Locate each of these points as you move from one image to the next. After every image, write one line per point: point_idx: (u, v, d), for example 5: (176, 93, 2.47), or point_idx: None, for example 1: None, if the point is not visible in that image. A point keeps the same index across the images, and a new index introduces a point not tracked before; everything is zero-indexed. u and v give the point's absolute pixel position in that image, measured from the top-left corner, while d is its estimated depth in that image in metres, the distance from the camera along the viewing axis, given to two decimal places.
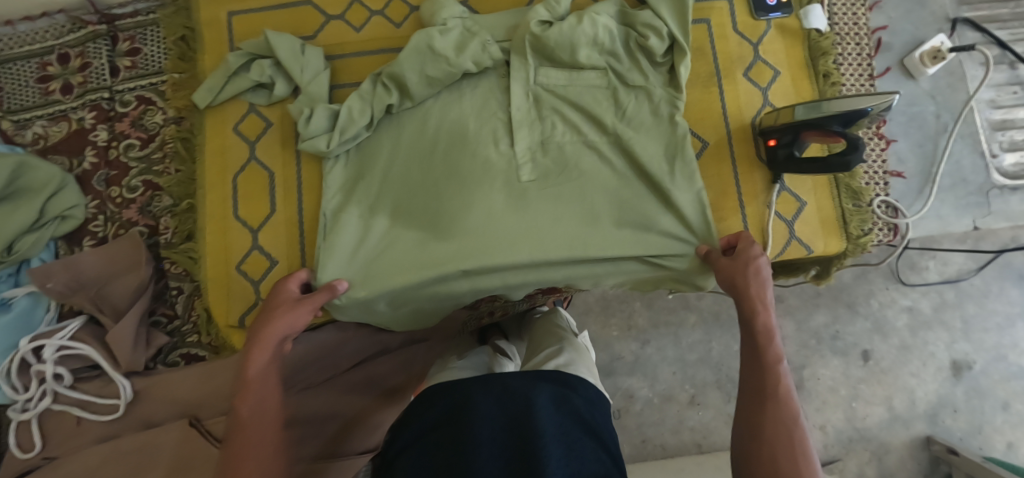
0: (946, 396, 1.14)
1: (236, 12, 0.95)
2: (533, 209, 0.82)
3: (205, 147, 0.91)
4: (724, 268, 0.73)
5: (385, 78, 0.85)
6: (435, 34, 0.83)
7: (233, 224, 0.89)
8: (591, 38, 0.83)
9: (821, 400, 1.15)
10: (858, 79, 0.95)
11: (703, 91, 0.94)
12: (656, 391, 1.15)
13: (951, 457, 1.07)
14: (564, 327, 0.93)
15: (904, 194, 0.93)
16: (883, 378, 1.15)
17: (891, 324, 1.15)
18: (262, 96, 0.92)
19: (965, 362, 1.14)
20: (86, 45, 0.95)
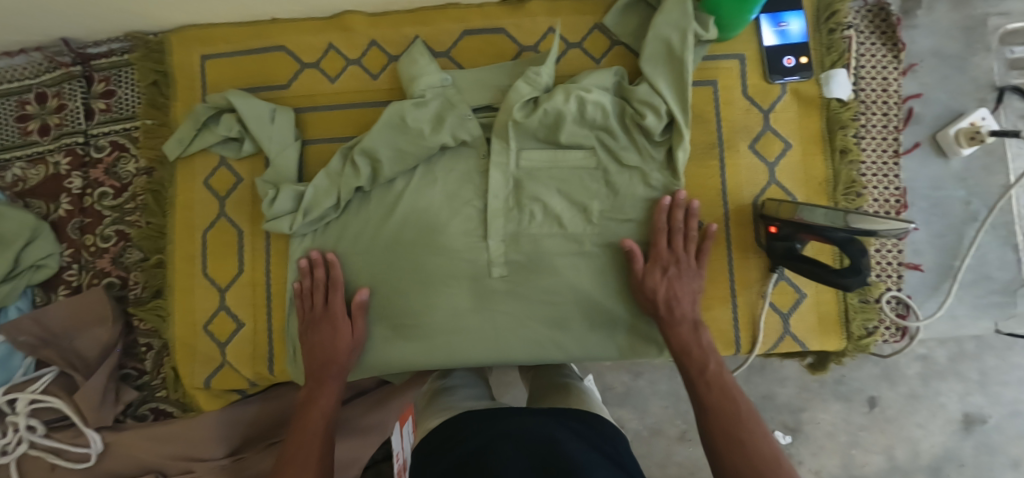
0: (952, 449, 1.09)
1: (210, 55, 0.91)
2: (496, 310, 0.84)
3: (175, 200, 0.90)
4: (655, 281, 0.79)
5: (357, 154, 0.82)
6: (410, 108, 0.82)
7: (202, 282, 0.88)
8: (578, 115, 0.81)
9: (817, 444, 1.11)
10: (880, 155, 0.86)
11: (700, 164, 0.85)
12: (645, 424, 1.10)
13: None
14: (570, 376, 0.90)
15: (916, 289, 0.85)
16: (886, 427, 1.10)
17: (902, 372, 1.10)
18: (232, 150, 0.89)
19: (978, 415, 1.09)
20: (62, 85, 0.93)
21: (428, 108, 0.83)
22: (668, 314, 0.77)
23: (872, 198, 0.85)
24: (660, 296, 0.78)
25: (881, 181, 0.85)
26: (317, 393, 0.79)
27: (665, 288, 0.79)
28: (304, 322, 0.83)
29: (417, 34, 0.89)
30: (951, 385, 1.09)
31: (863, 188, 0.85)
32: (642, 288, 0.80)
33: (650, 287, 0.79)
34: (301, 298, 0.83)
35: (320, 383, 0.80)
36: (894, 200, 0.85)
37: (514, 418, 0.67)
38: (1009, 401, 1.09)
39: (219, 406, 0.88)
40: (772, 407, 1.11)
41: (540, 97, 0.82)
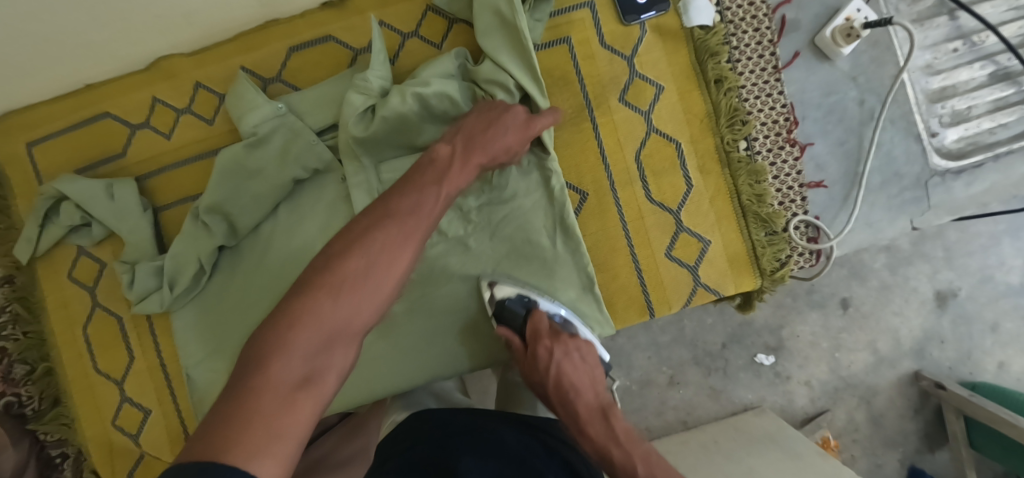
0: (932, 329, 1.13)
1: (34, 141, 0.83)
2: (405, 331, 0.79)
3: (46, 302, 0.85)
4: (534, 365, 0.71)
5: (204, 213, 0.76)
6: (245, 151, 0.76)
7: (98, 379, 0.84)
8: (421, 111, 0.74)
9: (803, 356, 1.12)
10: (760, 74, 0.79)
11: (574, 130, 0.79)
12: (632, 379, 1.10)
13: (939, 391, 1.07)
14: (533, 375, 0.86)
15: (825, 207, 0.80)
16: (865, 323, 1.12)
17: (869, 268, 1.12)
18: (87, 237, 0.82)
19: (949, 290, 1.12)
20: None
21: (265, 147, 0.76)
22: (572, 407, 0.66)
23: (759, 122, 0.79)
24: (554, 382, 0.68)
25: (766, 102, 0.79)
26: (396, 239, 0.50)
27: (557, 376, 0.68)
28: (482, 124, 0.65)
29: (241, 65, 0.81)
30: (919, 268, 1.11)
31: (747, 115, 0.79)
32: (530, 375, 0.71)
33: (539, 372, 0.70)
34: (480, 110, 0.68)
35: (410, 203, 0.54)
36: (783, 118, 0.79)
37: (475, 423, 0.63)
38: (975, 269, 1.12)
39: None
40: (752, 332, 1.12)
41: (376, 104, 0.75)
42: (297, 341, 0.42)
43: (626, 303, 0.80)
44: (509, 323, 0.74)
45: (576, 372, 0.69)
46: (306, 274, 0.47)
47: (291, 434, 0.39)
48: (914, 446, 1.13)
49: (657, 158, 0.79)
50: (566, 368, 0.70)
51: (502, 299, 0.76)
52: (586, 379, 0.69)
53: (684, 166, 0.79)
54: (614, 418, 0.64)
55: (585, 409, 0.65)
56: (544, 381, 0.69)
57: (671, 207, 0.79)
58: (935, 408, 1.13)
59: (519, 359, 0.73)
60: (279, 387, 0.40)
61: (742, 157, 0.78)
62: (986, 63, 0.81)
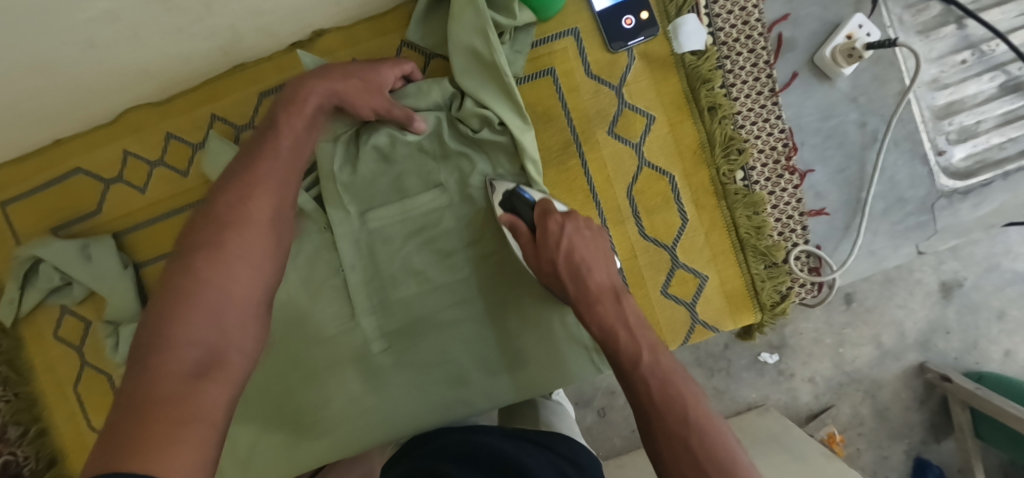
0: (937, 321, 1.10)
1: (5, 202, 0.80)
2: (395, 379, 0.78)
3: (32, 364, 0.83)
4: (543, 253, 0.66)
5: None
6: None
7: (92, 438, 0.83)
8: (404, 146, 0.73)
9: (806, 353, 1.12)
10: (756, 99, 0.75)
11: (560, 169, 0.75)
12: None
13: (944, 383, 1.05)
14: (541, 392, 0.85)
15: (827, 236, 0.77)
16: (868, 318, 1.12)
17: None
18: (68, 296, 0.80)
19: (955, 281, 1.10)
20: None
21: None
22: (582, 283, 0.64)
23: (756, 149, 0.75)
24: (562, 266, 0.65)
25: (763, 128, 0.75)
26: (253, 204, 0.54)
27: (566, 257, 0.65)
28: (341, 78, 0.65)
29: (211, 113, 0.77)
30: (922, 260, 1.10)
31: (744, 142, 0.75)
32: (537, 259, 0.67)
33: (546, 258, 0.66)
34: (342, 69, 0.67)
35: (257, 162, 0.58)
36: (782, 145, 0.75)
37: (473, 438, 0.66)
38: (981, 258, 1.09)
39: None
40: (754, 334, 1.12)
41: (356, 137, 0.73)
42: (187, 319, 0.44)
43: None
44: (513, 211, 0.71)
45: (583, 248, 0.66)
46: (181, 255, 0.49)
47: (203, 416, 0.40)
48: (919, 437, 1.11)
49: (649, 193, 0.75)
50: (579, 245, 0.67)
51: (510, 190, 0.71)
52: (590, 248, 0.66)
53: (678, 200, 0.75)
54: (623, 298, 0.63)
55: (592, 292, 0.64)
56: (552, 265, 0.66)
57: (665, 243, 0.76)
58: (941, 399, 1.11)
59: (525, 247, 0.69)
60: (180, 372, 0.41)
61: (738, 188, 0.75)
62: (996, 75, 0.77)
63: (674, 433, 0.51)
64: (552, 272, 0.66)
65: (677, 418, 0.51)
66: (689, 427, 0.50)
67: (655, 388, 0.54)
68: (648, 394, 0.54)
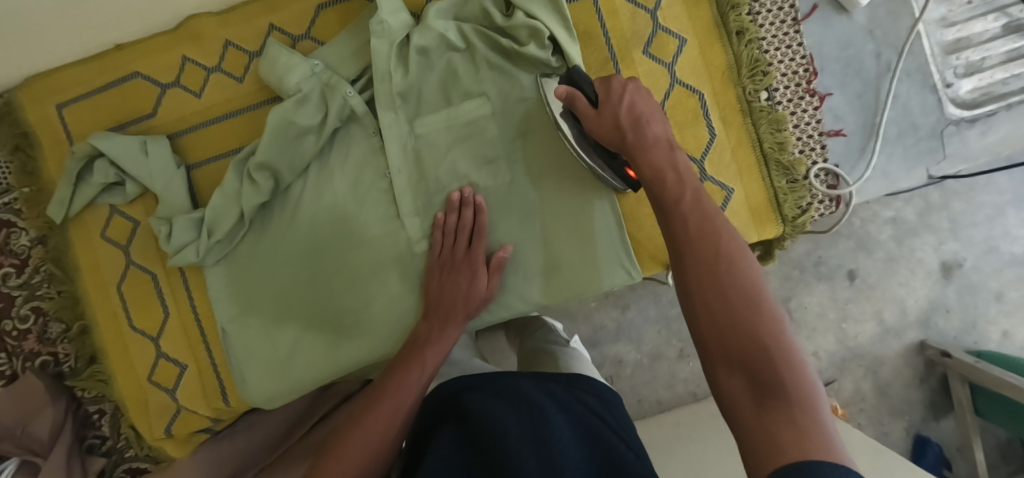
0: (937, 299, 1.14)
1: (64, 103, 0.84)
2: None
3: (79, 265, 0.86)
4: (595, 120, 0.66)
5: (254, 170, 0.76)
6: (293, 108, 0.75)
7: (132, 337, 0.85)
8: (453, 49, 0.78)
9: (811, 328, 1.15)
10: (779, 26, 0.81)
11: (598, 83, 0.81)
12: (644, 352, 1.14)
13: (944, 359, 1.09)
14: (554, 338, 0.94)
15: (844, 156, 0.82)
16: (871, 294, 1.14)
17: (875, 239, 1.12)
18: (119, 195, 0.84)
19: (954, 260, 1.13)
20: None
21: (312, 104, 0.77)
22: (643, 132, 0.62)
23: (779, 72, 0.81)
24: (623, 119, 0.63)
25: (786, 53, 0.81)
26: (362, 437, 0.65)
27: (629, 110, 0.63)
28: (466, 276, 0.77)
29: (270, 24, 0.82)
30: (924, 239, 1.12)
31: (768, 66, 0.81)
32: (598, 114, 0.66)
33: (608, 115, 0.64)
34: (443, 290, 0.77)
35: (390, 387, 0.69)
36: (803, 69, 0.81)
37: (504, 383, 0.66)
38: (980, 240, 1.12)
39: (189, 451, 0.88)
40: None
41: (413, 32, 0.77)
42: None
43: None
44: (573, 86, 0.70)
45: (645, 106, 0.64)
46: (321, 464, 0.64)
47: None
48: (919, 415, 1.15)
49: (681, 109, 0.81)
50: (643, 101, 0.64)
51: (576, 69, 0.72)
52: (649, 111, 0.63)
53: (707, 116, 0.81)
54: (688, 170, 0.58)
55: (652, 139, 0.61)
56: (614, 118, 0.64)
57: (694, 157, 0.81)
58: (941, 377, 1.15)
59: (585, 109, 0.67)
60: None
61: (763, 106, 0.80)
62: (999, 16, 0.83)
63: (705, 296, 0.48)
64: (615, 136, 0.64)
65: (715, 266, 0.49)
66: (722, 277, 0.48)
67: (698, 238, 0.51)
68: (684, 229, 0.52)
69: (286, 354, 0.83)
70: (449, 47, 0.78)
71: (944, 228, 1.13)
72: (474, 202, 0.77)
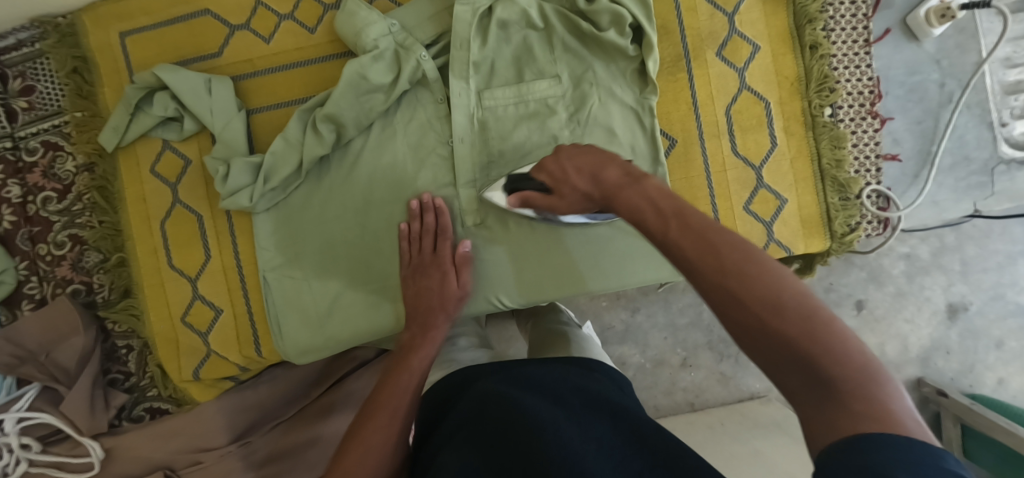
0: (939, 339, 1.15)
1: (129, 32, 0.83)
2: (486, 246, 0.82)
3: (124, 195, 0.84)
4: (562, 204, 0.61)
5: (320, 120, 0.76)
6: (367, 63, 0.75)
7: (170, 275, 0.84)
8: (531, 24, 0.78)
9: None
10: (851, 47, 0.82)
11: (669, 79, 0.81)
12: (648, 357, 1.15)
13: (940, 399, 1.10)
14: (566, 322, 0.90)
15: (896, 180, 0.84)
16: (876, 326, 1.15)
17: (887, 272, 1.14)
18: (174, 131, 0.83)
19: (961, 303, 1.14)
20: (26, 64, 0.86)
21: (386, 62, 0.77)
22: (602, 183, 0.54)
23: (846, 91, 0.82)
24: (584, 188, 0.57)
25: (853, 73, 0.82)
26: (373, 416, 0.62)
27: (580, 174, 0.58)
28: (436, 274, 0.77)
29: None
30: (935, 278, 1.14)
31: (836, 83, 0.82)
32: (560, 197, 0.61)
33: (569, 192, 0.60)
34: (422, 292, 0.77)
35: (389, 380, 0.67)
36: (869, 91, 0.82)
37: (521, 372, 0.62)
38: (989, 285, 1.13)
39: (212, 397, 0.87)
40: None
41: (496, 4, 0.77)
42: None
43: None
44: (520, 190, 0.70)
45: (580, 164, 0.58)
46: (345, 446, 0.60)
47: None
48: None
49: (746, 115, 0.81)
50: (584, 157, 0.59)
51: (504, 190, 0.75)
52: (590, 175, 0.57)
53: (770, 125, 0.81)
54: (645, 178, 0.51)
55: (609, 185, 0.54)
56: (574, 192, 0.59)
57: (753, 163, 0.82)
58: (934, 415, 1.16)
59: (544, 201, 0.64)
60: None
61: (826, 122, 0.81)
62: None
63: (718, 290, 0.41)
64: (594, 207, 0.58)
65: (718, 272, 0.42)
66: (755, 285, 0.40)
67: (685, 236, 0.45)
68: (696, 261, 0.43)
69: (319, 312, 0.82)
70: (529, 24, 0.79)
71: (954, 269, 1.14)
72: (433, 205, 0.79)
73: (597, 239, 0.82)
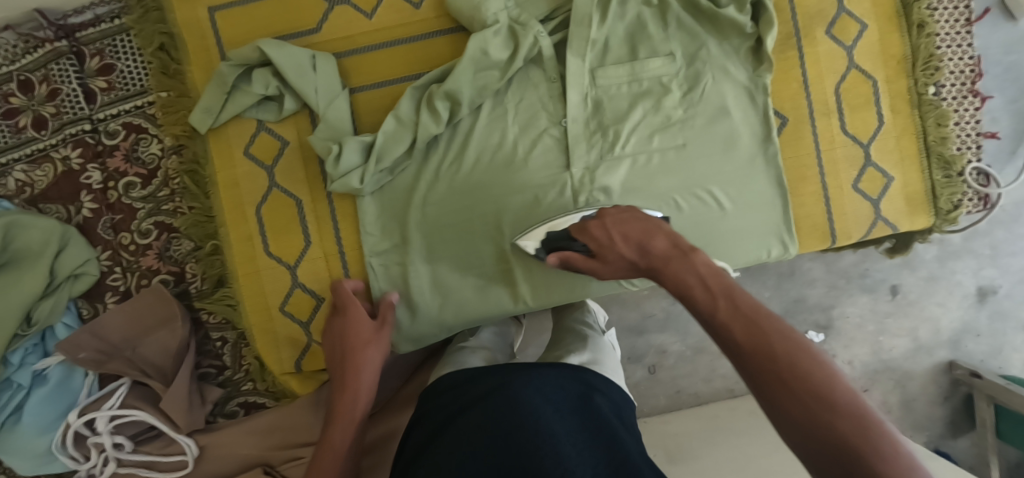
0: (970, 322, 1.16)
1: (217, 7, 0.78)
2: None
3: (216, 180, 0.80)
4: (608, 269, 0.60)
5: (438, 97, 0.74)
6: (489, 38, 0.74)
7: (267, 262, 0.80)
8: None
9: (849, 337, 1.17)
10: (953, 26, 0.83)
11: (780, 56, 0.81)
12: (688, 344, 1.15)
13: (973, 380, 1.12)
14: (589, 324, 0.86)
15: (994, 158, 0.86)
16: (909, 310, 1.16)
17: (920, 257, 1.16)
18: (271, 111, 0.79)
19: (990, 286, 1.14)
20: (105, 41, 0.81)
21: (504, 37, 0.75)
22: (649, 253, 0.56)
23: (949, 70, 0.83)
24: (631, 259, 0.57)
25: (955, 52, 0.83)
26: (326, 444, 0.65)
27: (625, 242, 0.58)
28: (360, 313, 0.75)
29: None
30: (965, 262, 1.14)
31: (940, 62, 0.82)
32: (605, 264, 0.60)
33: (614, 261, 0.59)
34: (346, 328, 0.74)
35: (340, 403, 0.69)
36: (970, 69, 0.83)
37: (530, 376, 0.64)
38: (1017, 269, 1.14)
39: (314, 388, 0.83)
40: (805, 309, 1.16)
41: None
42: None
43: (808, 231, 0.83)
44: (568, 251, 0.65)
45: (628, 232, 0.58)
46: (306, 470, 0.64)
47: None
48: (938, 431, 1.18)
49: (854, 93, 0.82)
50: (633, 222, 0.59)
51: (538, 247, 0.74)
52: (637, 243, 0.57)
53: (878, 104, 0.82)
54: (695, 254, 0.53)
55: (661, 255, 0.55)
56: (623, 260, 0.58)
57: (862, 141, 0.82)
58: (964, 397, 1.18)
59: (592, 267, 0.62)
60: None
61: (932, 100, 0.82)
62: None
63: (770, 379, 0.43)
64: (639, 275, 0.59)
65: (768, 358, 0.43)
66: (790, 371, 0.42)
67: (736, 318, 0.46)
68: (741, 345, 0.45)
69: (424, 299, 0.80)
70: (644, 1, 0.78)
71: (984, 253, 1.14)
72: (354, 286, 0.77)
73: (709, 219, 0.80)
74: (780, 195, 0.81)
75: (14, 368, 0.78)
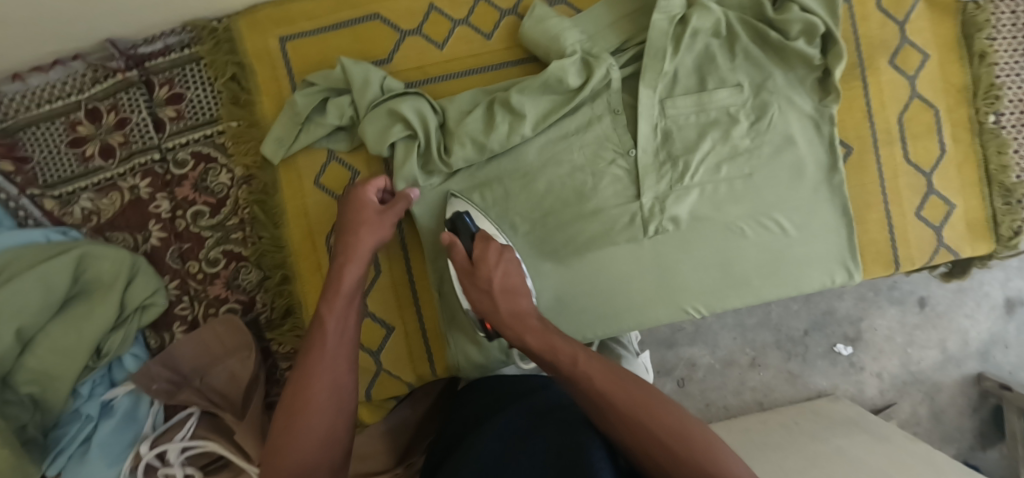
0: (998, 333, 1.14)
1: (288, 38, 0.79)
2: (604, 259, 0.79)
3: (285, 209, 0.80)
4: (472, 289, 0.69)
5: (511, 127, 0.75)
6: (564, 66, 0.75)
7: None
8: (710, 27, 0.78)
9: (877, 349, 1.15)
10: (1012, 55, 0.83)
11: (844, 87, 0.82)
12: (717, 358, 1.13)
13: (1003, 392, 1.09)
14: (623, 343, 0.88)
15: None
16: (939, 322, 1.14)
17: None
18: (342, 141, 0.79)
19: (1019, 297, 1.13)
20: (174, 70, 0.81)
21: (577, 68, 0.77)
22: (513, 307, 0.66)
23: (1009, 99, 0.84)
24: (496, 288, 0.67)
25: (1014, 81, 0.84)
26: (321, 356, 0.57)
27: (502, 280, 0.67)
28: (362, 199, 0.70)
29: None
30: (992, 273, 1.13)
31: (999, 91, 0.84)
32: (474, 277, 0.68)
33: (483, 277, 0.67)
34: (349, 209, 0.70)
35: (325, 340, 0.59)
36: None
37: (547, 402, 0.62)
38: None
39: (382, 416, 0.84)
40: (833, 321, 1.14)
41: (687, 12, 0.78)
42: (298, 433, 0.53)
43: (872, 257, 0.84)
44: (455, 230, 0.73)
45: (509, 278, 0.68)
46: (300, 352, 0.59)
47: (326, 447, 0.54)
48: (968, 442, 1.15)
49: (916, 123, 0.83)
50: (512, 271, 0.69)
51: (459, 213, 0.74)
52: (510, 291, 0.67)
53: (940, 133, 0.83)
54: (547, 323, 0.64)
55: (521, 310, 0.66)
56: (489, 285, 0.67)
57: (924, 169, 0.83)
58: (993, 408, 1.14)
59: (461, 269, 0.69)
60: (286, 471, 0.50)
61: (993, 128, 0.83)
62: None
63: (633, 421, 0.51)
64: (485, 298, 0.68)
65: (642, 408, 0.52)
66: (646, 412, 0.51)
67: (603, 376, 0.55)
68: (600, 395, 0.53)
69: None
70: (712, 33, 0.79)
71: (1012, 265, 1.13)
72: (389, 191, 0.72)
73: (781, 250, 0.80)
74: (846, 220, 0.81)
75: (83, 399, 0.78)
